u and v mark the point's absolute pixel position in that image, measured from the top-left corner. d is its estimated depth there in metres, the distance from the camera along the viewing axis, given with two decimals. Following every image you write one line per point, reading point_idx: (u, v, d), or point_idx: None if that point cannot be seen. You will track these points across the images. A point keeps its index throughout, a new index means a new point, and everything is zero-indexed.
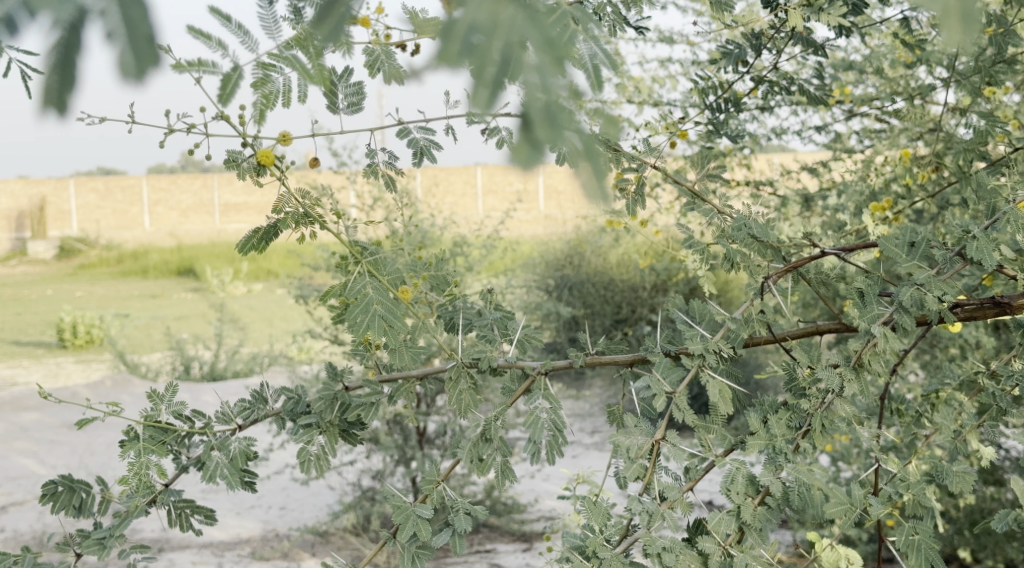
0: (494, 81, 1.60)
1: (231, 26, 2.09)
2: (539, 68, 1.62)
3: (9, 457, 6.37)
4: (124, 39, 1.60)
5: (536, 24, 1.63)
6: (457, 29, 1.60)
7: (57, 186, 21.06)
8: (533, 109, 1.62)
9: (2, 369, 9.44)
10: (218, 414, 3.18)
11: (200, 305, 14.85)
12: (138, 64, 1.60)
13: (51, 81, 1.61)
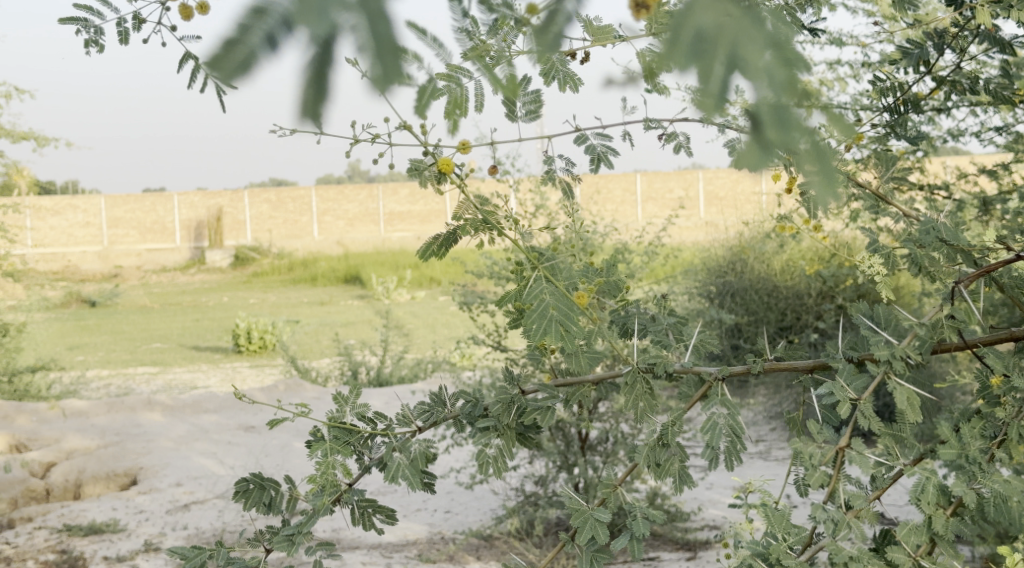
0: (724, 85, 1.53)
1: (427, 39, 2.09)
2: (771, 72, 1.54)
3: (191, 457, 6.64)
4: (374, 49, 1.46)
5: (762, 22, 1.55)
6: (684, 35, 1.54)
7: (234, 198, 30.29)
8: (764, 112, 1.56)
9: (183, 374, 9.87)
10: (399, 416, 3.28)
11: (367, 312, 15.22)
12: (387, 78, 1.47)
13: (307, 96, 1.45)
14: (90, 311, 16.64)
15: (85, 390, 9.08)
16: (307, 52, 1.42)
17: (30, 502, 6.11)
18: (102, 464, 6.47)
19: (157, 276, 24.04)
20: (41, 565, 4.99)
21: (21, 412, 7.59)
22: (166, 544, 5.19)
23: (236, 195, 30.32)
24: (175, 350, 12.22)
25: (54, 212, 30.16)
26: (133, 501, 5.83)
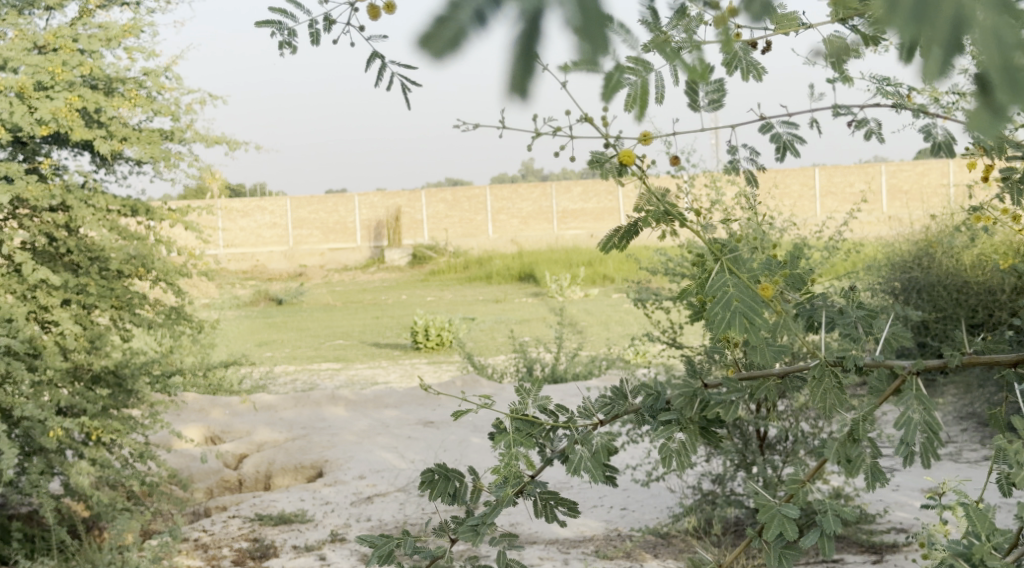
0: (944, 56, 1.22)
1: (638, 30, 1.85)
2: (990, 31, 1.21)
3: (372, 450, 6.79)
4: (587, 22, 1.20)
5: None
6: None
7: (411, 198, 31.34)
8: (992, 76, 1.23)
9: (365, 370, 10.13)
10: (580, 408, 3.29)
11: (542, 309, 15.34)
12: (598, 53, 1.22)
13: (513, 76, 1.20)
14: (279, 309, 17.32)
15: (273, 385, 9.44)
16: (516, 28, 1.19)
17: (224, 491, 6.39)
18: (290, 457, 6.71)
19: (339, 276, 24.84)
20: (237, 552, 5.20)
21: (215, 405, 7.94)
22: (352, 535, 5.33)
23: (414, 195, 31.41)
24: (356, 346, 12.56)
25: (241, 214, 31.49)
26: (320, 492, 6.02)
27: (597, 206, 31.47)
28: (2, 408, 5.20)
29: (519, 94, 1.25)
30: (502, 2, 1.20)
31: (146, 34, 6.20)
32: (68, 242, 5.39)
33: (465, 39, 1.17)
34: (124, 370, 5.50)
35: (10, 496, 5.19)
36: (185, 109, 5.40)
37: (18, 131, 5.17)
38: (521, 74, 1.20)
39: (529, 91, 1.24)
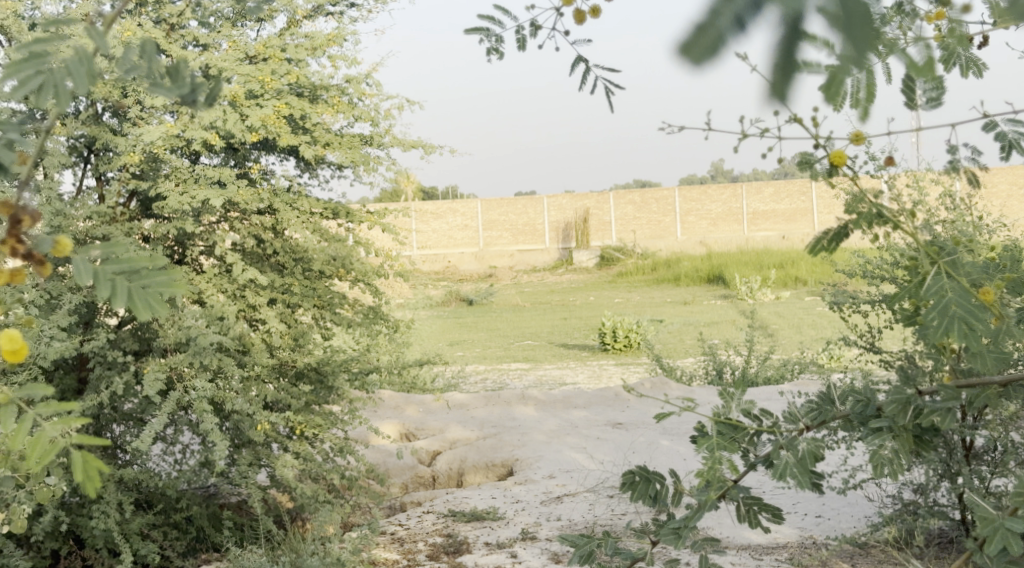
0: None
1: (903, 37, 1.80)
2: None
3: (562, 450, 6.82)
4: (848, 21, 1.27)
5: None
6: None
7: (599, 200, 31.91)
8: None
9: (553, 370, 10.24)
10: (785, 413, 3.24)
11: (733, 311, 15.13)
12: (859, 51, 1.28)
13: (775, 81, 1.28)
14: (469, 309, 17.75)
15: (464, 384, 9.62)
16: (776, 36, 1.27)
17: (418, 487, 6.61)
18: (482, 454, 6.84)
19: (528, 276, 25.18)
20: (431, 547, 5.33)
21: (410, 403, 8.18)
22: (543, 534, 5.38)
23: (602, 197, 31.89)
24: (545, 347, 12.68)
25: (433, 216, 32.24)
26: (511, 490, 6.11)
27: (788, 207, 31.64)
28: (215, 401, 5.49)
29: (778, 99, 1.33)
30: (763, 7, 1.27)
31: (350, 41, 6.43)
32: (275, 244, 5.67)
33: (724, 43, 1.25)
34: (326, 368, 5.73)
35: (222, 485, 5.52)
36: (385, 114, 5.56)
37: (230, 137, 5.46)
38: (781, 77, 1.28)
39: (787, 95, 1.31)
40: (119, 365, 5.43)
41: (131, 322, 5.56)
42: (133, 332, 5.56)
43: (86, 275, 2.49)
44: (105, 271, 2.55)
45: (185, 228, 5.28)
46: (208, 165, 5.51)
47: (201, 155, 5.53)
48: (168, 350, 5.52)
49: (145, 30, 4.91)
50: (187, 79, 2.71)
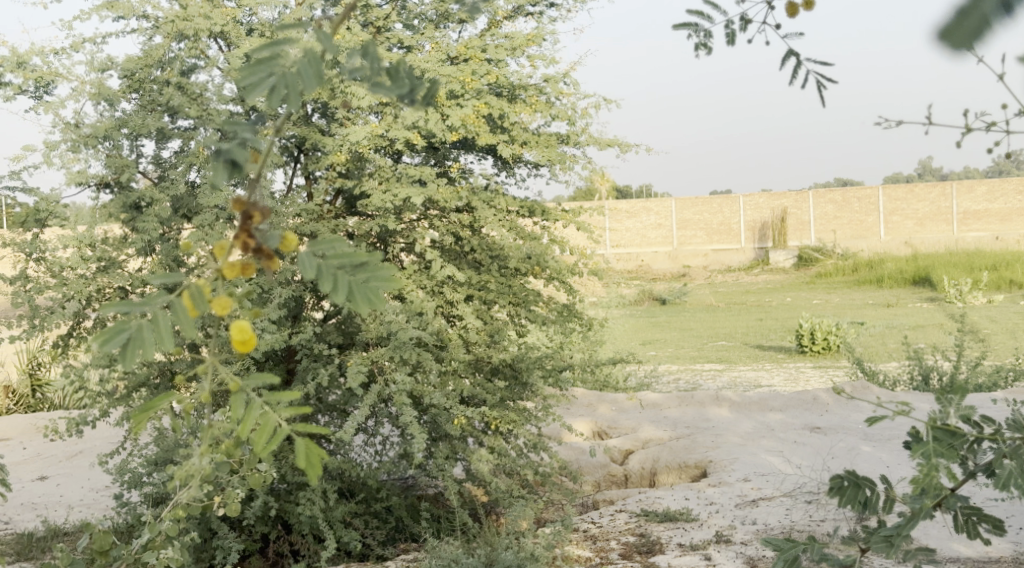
0: None
1: None
2: None
3: (758, 453, 6.71)
4: None
5: None
6: None
7: (798, 199, 31.21)
8: None
9: (749, 372, 10.08)
10: (1009, 421, 3.10)
11: (941, 315, 14.53)
12: None
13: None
14: (663, 309, 17.52)
15: (657, 383, 9.60)
16: None
17: (611, 485, 6.68)
18: (675, 455, 6.80)
19: (725, 276, 24.93)
20: (625, 546, 5.33)
21: (603, 402, 8.23)
22: (738, 537, 5.29)
23: (801, 196, 31.16)
24: (741, 348, 12.50)
25: (627, 215, 32.37)
26: (705, 492, 6.04)
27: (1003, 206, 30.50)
28: (414, 394, 5.64)
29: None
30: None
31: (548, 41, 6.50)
32: (472, 241, 5.76)
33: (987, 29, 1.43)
34: (521, 364, 5.81)
35: (420, 477, 5.67)
36: (581, 113, 5.59)
37: (431, 137, 5.60)
38: None
39: None
40: (324, 357, 5.66)
41: (336, 316, 5.84)
42: (338, 326, 5.79)
43: (312, 270, 2.69)
44: (328, 265, 2.73)
45: (387, 225, 5.45)
46: (410, 164, 5.66)
47: (403, 154, 5.70)
48: (370, 343, 5.71)
49: (353, 35, 5.09)
50: (406, 78, 2.81)
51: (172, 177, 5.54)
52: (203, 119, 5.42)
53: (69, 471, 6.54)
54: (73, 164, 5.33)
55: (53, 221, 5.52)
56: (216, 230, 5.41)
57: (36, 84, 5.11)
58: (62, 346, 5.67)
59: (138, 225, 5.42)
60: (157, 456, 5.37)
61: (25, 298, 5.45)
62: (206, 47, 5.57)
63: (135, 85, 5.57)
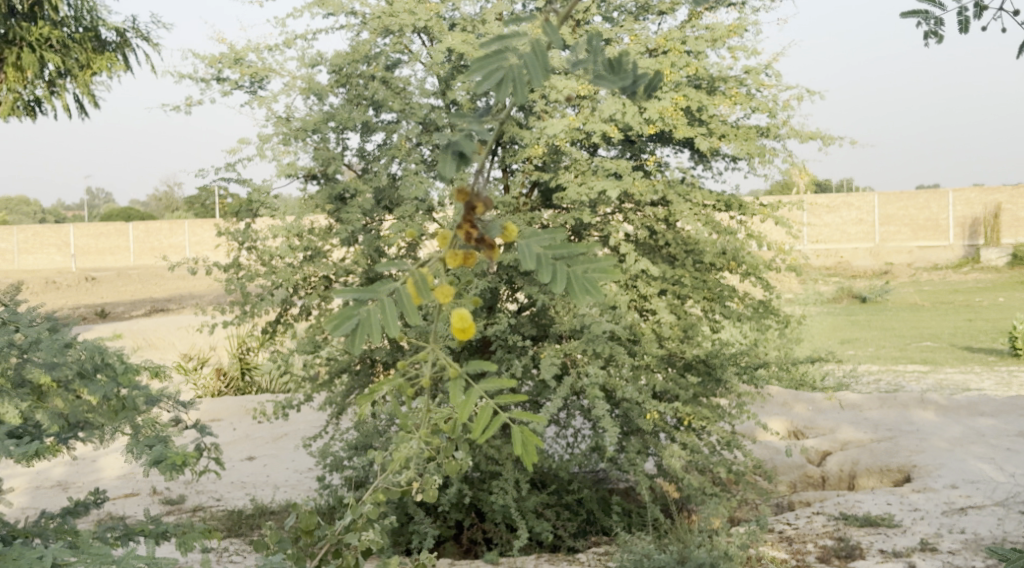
0: None
1: None
2: None
3: (966, 459, 6.43)
4: None
5: None
6: None
7: (1013, 194, 30.10)
8: None
9: (958, 374, 9.70)
10: None
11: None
12: None
13: None
14: (863, 309, 16.79)
15: (857, 383, 9.36)
16: None
17: (807, 487, 6.55)
18: (875, 458, 6.60)
19: (928, 276, 24.10)
20: (822, 549, 5.18)
21: (799, 402, 8.08)
22: (944, 546, 5.08)
23: (1016, 191, 30.05)
24: (948, 349, 12.04)
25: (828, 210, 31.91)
26: (908, 497, 5.82)
27: None
28: (606, 388, 5.63)
29: None
30: None
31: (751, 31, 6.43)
32: (667, 235, 5.71)
33: None
34: (715, 360, 5.73)
35: (611, 471, 5.67)
36: (783, 105, 5.47)
37: (628, 130, 5.57)
38: None
39: None
40: (518, 348, 5.72)
41: (530, 308, 5.89)
42: (532, 318, 5.84)
43: (530, 259, 2.82)
44: (547, 256, 2.85)
45: (583, 218, 5.45)
46: (607, 157, 5.65)
47: (599, 148, 5.70)
48: (563, 336, 5.73)
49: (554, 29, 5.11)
50: (629, 70, 2.78)
51: (375, 170, 5.69)
52: (406, 113, 5.55)
53: (276, 452, 6.80)
54: (284, 156, 5.55)
55: (264, 212, 5.76)
56: (416, 221, 5.52)
57: (251, 80, 5.33)
58: (270, 331, 5.93)
59: (343, 216, 5.59)
60: (357, 441, 5.53)
61: (238, 285, 5.77)
62: (410, 42, 5.70)
63: (342, 79, 5.78)
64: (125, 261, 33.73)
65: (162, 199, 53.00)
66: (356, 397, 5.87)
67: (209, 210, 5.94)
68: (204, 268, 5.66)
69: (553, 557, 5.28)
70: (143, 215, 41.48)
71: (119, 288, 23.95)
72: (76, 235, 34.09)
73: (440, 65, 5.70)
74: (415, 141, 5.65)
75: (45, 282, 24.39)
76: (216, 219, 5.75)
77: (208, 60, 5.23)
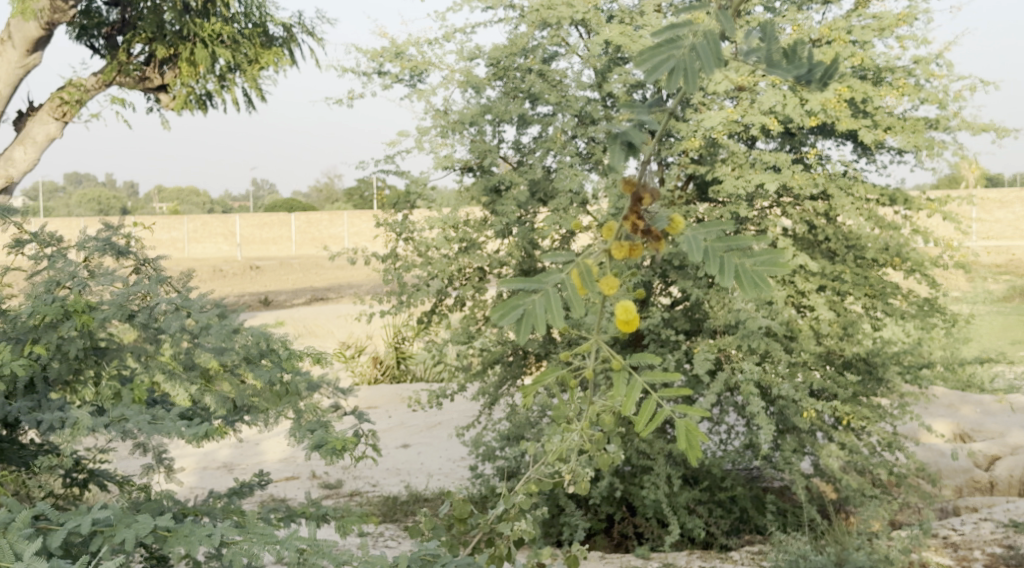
0: None
1: None
2: None
3: None
4: None
5: None
6: None
7: None
8: None
9: None
10: None
11: None
12: None
13: None
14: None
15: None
16: None
17: (974, 492, 6.33)
18: None
19: None
20: (990, 557, 4.99)
21: (966, 403, 7.81)
22: None
23: None
24: None
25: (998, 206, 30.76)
26: None
27: None
28: (762, 384, 5.53)
29: None
30: None
31: (922, 20, 6.23)
32: (827, 230, 5.57)
33: None
34: (877, 359, 5.58)
35: (766, 469, 5.57)
36: (954, 96, 5.27)
37: (788, 122, 5.46)
38: None
39: None
40: (672, 343, 5.68)
41: (684, 302, 5.83)
42: (686, 313, 5.78)
43: (697, 251, 2.79)
44: (716, 248, 2.81)
45: (740, 211, 5.36)
46: (766, 150, 5.55)
47: (758, 140, 5.60)
48: (717, 331, 5.66)
49: None
50: (804, 59, 2.71)
51: (530, 162, 5.71)
52: (563, 106, 5.57)
53: (430, 440, 6.92)
54: (441, 148, 5.63)
55: (421, 203, 5.85)
56: (570, 214, 5.51)
57: (411, 73, 5.42)
58: (426, 321, 6.04)
59: (498, 208, 5.64)
60: (509, 431, 5.57)
61: (395, 276, 5.89)
62: (568, 35, 5.71)
63: (500, 72, 5.83)
64: (283, 251, 34.76)
65: (321, 189, 54.36)
66: (509, 388, 5.93)
67: (368, 201, 6.07)
68: (362, 258, 5.79)
69: (705, 554, 5.21)
70: (305, 206, 42.78)
71: (284, 276, 24.74)
72: (241, 224, 35.30)
73: (597, 58, 5.70)
74: (571, 134, 5.66)
75: (212, 270, 25.39)
76: (375, 210, 5.88)
77: (370, 54, 5.35)
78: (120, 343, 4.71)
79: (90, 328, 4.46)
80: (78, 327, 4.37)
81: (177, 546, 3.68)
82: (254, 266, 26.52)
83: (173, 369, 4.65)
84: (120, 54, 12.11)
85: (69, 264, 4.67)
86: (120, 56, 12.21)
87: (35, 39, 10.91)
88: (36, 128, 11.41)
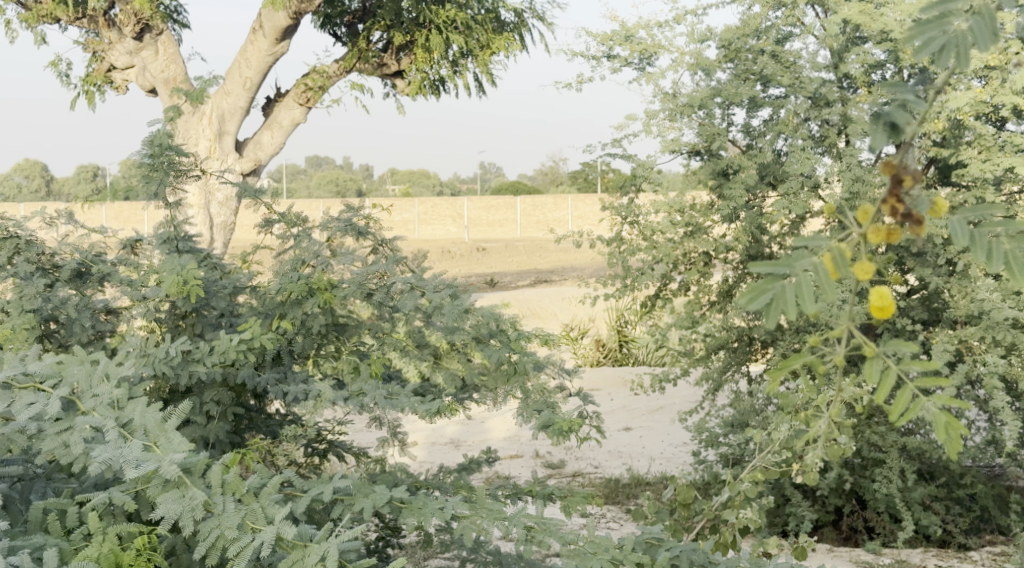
0: None
1: None
2: None
3: None
4: None
5: None
6: None
7: None
8: None
9: None
10: None
11: None
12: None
13: None
14: None
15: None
16: None
17: None
18: None
19: None
20: None
21: None
22: None
23: None
24: None
25: None
26: None
27: None
28: (1008, 379, 5.28)
29: None
30: None
31: None
32: None
33: None
34: None
35: (1009, 468, 5.30)
36: None
37: None
38: None
39: None
40: (908, 332, 5.49)
41: (922, 291, 5.62)
42: (924, 302, 5.59)
43: (969, 238, 2.53)
44: (982, 231, 2.58)
45: (986, 196, 5.11)
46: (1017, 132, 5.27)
47: (1008, 121, 5.33)
48: (958, 322, 5.44)
49: None
50: None
51: (761, 146, 5.62)
52: (796, 88, 5.45)
53: (651, 425, 6.91)
54: (669, 131, 5.59)
55: (647, 186, 5.85)
56: (801, 199, 5.39)
57: (641, 56, 5.40)
58: (650, 306, 6.03)
59: (726, 192, 5.54)
60: (734, 418, 5.50)
61: (621, 259, 5.91)
62: (803, 14, 5.59)
63: (731, 53, 5.77)
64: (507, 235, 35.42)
65: (548, 173, 55.41)
66: (734, 374, 5.86)
67: (595, 184, 6.10)
68: (588, 242, 5.80)
69: (942, 553, 5.00)
70: (530, 189, 43.62)
71: (505, 258, 25.21)
72: (472, 206, 36.22)
73: (834, 38, 5.57)
74: (804, 117, 5.56)
75: (436, 251, 26.16)
76: (601, 194, 5.88)
77: (600, 37, 5.36)
78: (358, 320, 4.87)
79: (331, 305, 4.64)
80: (320, 304, 4.55)
81: (411, 517, 3.73)
82: (479, 248, 27.16)
83: (406, 347, 4.77)
84: (360, 41, 12.80)
85: (313, 243, 4.87)
86: (360, 43, 12.87)
87: (284, 28, 11.33)
88: (284, 113, 12.08)
